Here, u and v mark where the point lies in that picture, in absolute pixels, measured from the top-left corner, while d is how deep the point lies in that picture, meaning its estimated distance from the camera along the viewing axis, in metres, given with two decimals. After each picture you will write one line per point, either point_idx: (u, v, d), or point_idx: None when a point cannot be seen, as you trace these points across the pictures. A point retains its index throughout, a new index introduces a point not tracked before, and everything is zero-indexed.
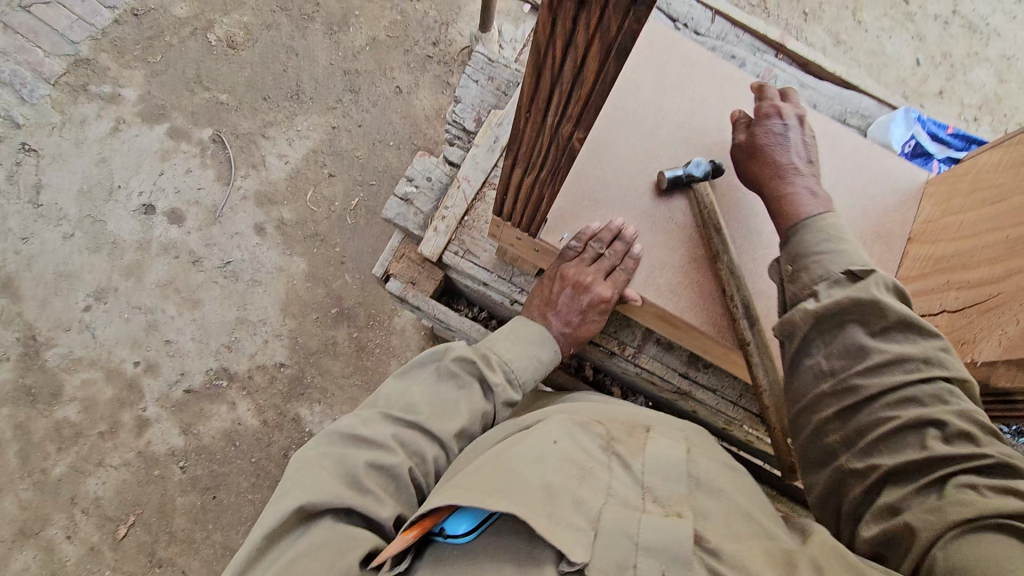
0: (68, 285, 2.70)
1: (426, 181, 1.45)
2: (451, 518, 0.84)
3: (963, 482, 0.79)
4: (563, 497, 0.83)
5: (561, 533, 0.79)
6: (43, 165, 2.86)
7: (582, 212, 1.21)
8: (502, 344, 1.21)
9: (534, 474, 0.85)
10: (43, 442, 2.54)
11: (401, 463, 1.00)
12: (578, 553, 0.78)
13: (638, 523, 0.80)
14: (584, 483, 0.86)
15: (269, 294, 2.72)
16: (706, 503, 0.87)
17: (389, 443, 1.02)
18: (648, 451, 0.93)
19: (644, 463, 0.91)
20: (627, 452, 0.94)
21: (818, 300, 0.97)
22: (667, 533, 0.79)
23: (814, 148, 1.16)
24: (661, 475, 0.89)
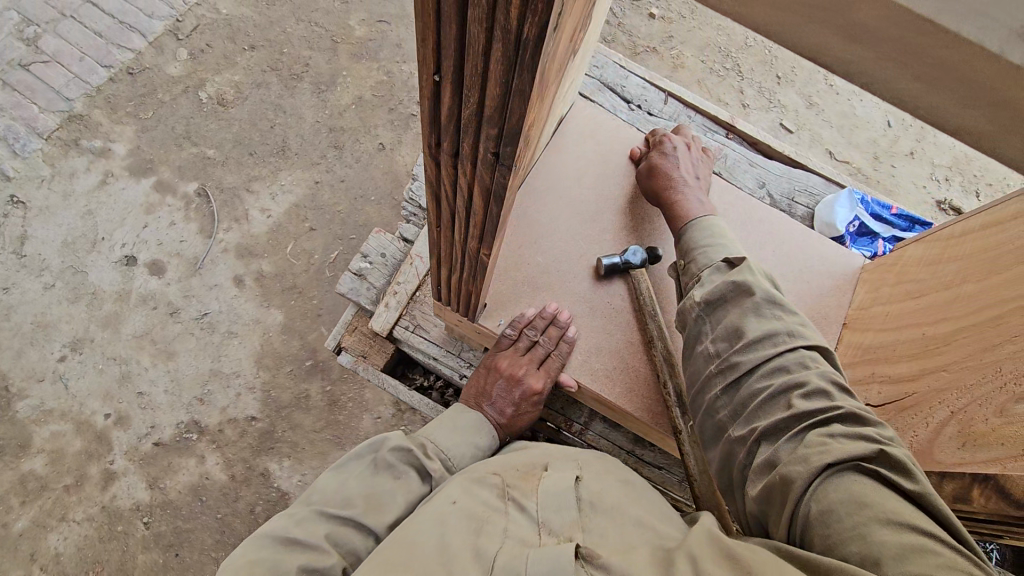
0: (45, 335, 2.72)
1: (380, 257, 1.51)
2: None
3: (885, 519, 0.75)
4: (457, 560, 0.89)
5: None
6: (30, 217, 2.92)
7: (521, 297, 1.26)
8: (440, 432, 1.22)
9: (432, 547, 0.92)
10: (8, 495, 2.51)
11: (335, 565, 0.97)
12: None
13: (526, 560, 0.84)
14: (479, 535, 0.92)
15: (244, 345, 2.73)
16: (594, 522, 0.93)
17: (323, 543, 0.99)
18: (540, 490, 0.99)
19: (539, 501, 0.97)
20: (521, 496, 1.00)
21: (736, 383, 1.00)
22: (550, 561, 0.83)
23: (701, 166, 1.33)
24: (553, 508, 0.95)
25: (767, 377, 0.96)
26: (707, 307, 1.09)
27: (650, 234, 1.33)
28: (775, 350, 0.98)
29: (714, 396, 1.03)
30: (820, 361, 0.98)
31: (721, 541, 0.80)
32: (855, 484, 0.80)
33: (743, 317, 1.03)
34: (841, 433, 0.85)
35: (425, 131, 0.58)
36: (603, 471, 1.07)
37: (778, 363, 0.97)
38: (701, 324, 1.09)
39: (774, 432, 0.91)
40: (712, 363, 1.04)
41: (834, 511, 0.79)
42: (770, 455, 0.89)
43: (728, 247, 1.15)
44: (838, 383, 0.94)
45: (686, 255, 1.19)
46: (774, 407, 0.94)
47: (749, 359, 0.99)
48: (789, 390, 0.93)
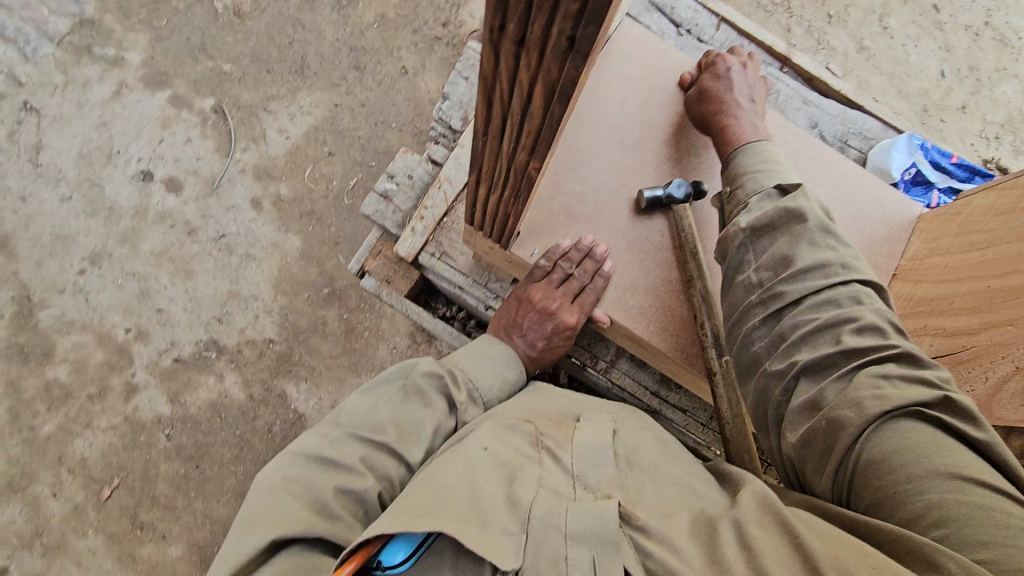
0: (64, 247, 2.71)
1: (406, 179, 1.45)
2: (387, 548, 0.83)
3: (950, 468, 0.74)
4: (490, 505, 0.85)
5: (488, 539, 0.79)
6: (44, 125, 2.85)
7: (556, 227, 1.19)
8: (470, 362, 1.20)
9: (462, 487, 0.88)
10: (34, 400, 2.57)
11: (370, 487, 0.96)
12: (510, 561, 0.78)
13: (565, 514, 0.82)
14: (512, 482, 0.90)
15: (262, 269, 2.70)
16: (639, 481, 0.92)
17: (357, 467, 0.99)
18: (576, 440, 0.98)
19: (574, 454, 0.96)
20: (555, 445, 0.99)
21: (790, 326, 0.93)
22: (594, 517, 0.80)
23: (757, 92, 1.21)
24: (588, 462, 0.94)
25: (815, 312, 0.92)
26: (751, 234, 1.03)
27: (696, 165, 1.24)
28: (826, 282, 0.92)
29: (751, 327, 0.99)
30: (876, 298, 0.93)
31: (772, 506, 0.78)
32: (916, 431, 0.78)
33: (787, 247, 0.98)
34: (901, 376, 0.82)
35: (487, 8, 0.50)
36: (640, 431, 1.06)
37: (831, 296, 0.92)
38: (743, 252, 1.03)
39: (818, 368, 0.88)
40: (755, 292, 1.00)
41: (887, 466, 0.77)
42: (815, 393, 0.86)
43: (781, 174, 1.08)
44: (894, 321, 0.90)
45: (731, 181, 1.12)
46: (820, 340, 0.90)
47: (795, 290, 0.94)
48: (837, 324, 0.89)
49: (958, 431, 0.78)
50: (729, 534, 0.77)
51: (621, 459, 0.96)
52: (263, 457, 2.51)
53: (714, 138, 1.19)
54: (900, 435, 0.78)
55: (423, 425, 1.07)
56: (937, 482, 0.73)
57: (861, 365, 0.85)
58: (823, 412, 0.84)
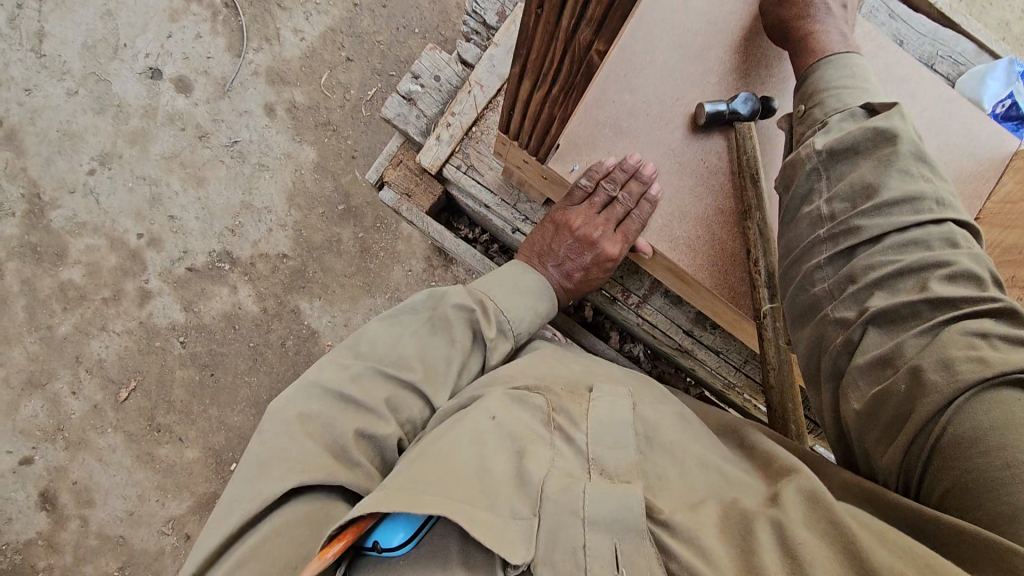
0: (72, 145, 2.60)
1: (433, 80, 1.30)
2: (385, 528, 0.73)
3: None
4: (497, 486, 0.73)
5: (498, 528, 0.68)
6: (45, 11, 2.64)
7: (600, 141, 1.05)
8: (500, 290, 1.09)
9: (467, 461, 0.76)
10: (49, 300, 2.55)
11: (391, 434, 0.91)
12: (520, 553, 0.67)
13: (583, 497, 0.70)
14: (522, 459, 0.78)
15: (275, 180, 2.60)
16: (657, 467, 0.79)
17: (380, 409, 0.92)
18: (591, 415, 0.85)
19: (589, 432, 0.82)
20: (569, 422, 0.85)
21: (869, 271, 0.81)
22: (613, 503, 0.69)
23: None
24: (607, 444, 0.80)
25: (897, 253, 0.80)
26: (827, 158, 0.89)
27: (764, 79, 1.09)
28: (916, 219, 0.80)
29: (815, 267, 0.88)
30: (973, 242, 0.81)
31: (825, 504, 0.66)
32: (1015, 408, 0.64)
33: (872, 173, 0.84)
34: (1004, 336, 0.70)
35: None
36: (659, 403, 0.93)
37: (917, 237, 0.80)
38: (814, 178, 0.91)
39: (900, 319, 0.77)
40: (829, 225, 0.87)
41: (974, 442, 0.65)
42: (890, 347, 0.76)
43: (870, 92, 0.92)
44: (993, 270, 0.78)
45: (807, 99, 0.97)
46: (902, 285, 0.79)
47: (877, 224, 0.82)
48: (922, 268, 0.78)
49: None
50: (768, 538, 0.64)
51: (647, 435, 0.84)
52: (276, 370, 2.50)
53: (792, 44, 1.02)
54: (1000, 415, 0.64)
55: (454, 361, 1.01)
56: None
57: (954, 321, 0.73)
58: (902, 365, 0.74)
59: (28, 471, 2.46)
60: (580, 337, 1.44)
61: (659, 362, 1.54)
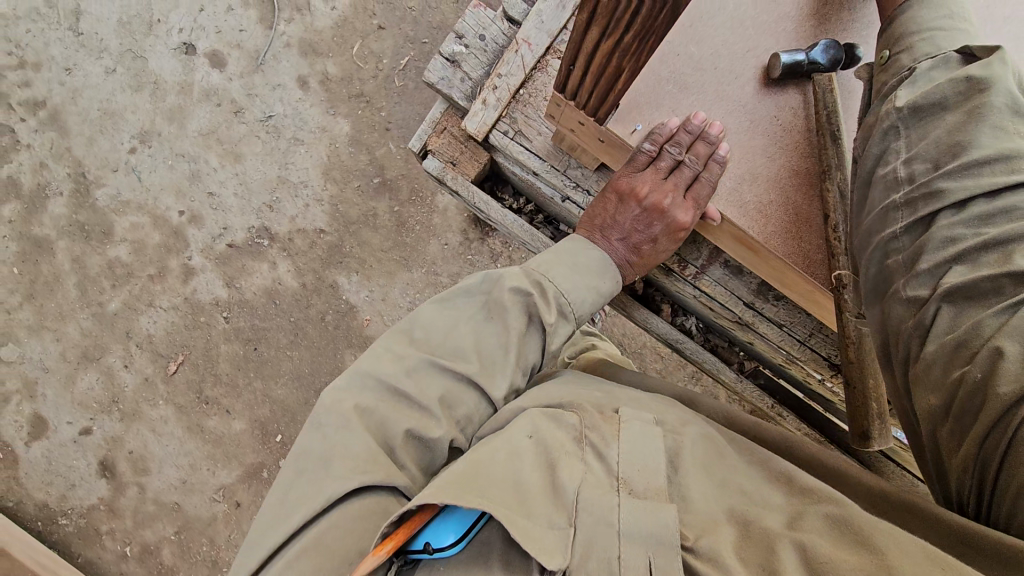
0: (113, 124, 2.62)
1: (477, 41, 1.24)
2: (434, 528, 0.70)
3: None
4: (534, 495, 0.70)
5: (533, 531, 0.65)
6: None
7: (663, 99, 0.96)
8: (558, 269, 1.02)
9: (504, 467, 0.72)
10: (98, 277, 2.61)
11: (446, 435, 0.87)
12: (556, 560, 0.63)
13: (617, 509, 0.65)
14: (553, 469, 0.72)
15: (311, 155, 2.58)
16: (687, 482, 0.71)
17: (436, 408, 0.88)
18: (622, 437, 0.75)
19: (620, 450, 0.73)
20: (601, 440, 0.75)
21: (949, 246, 0.71)
22: (646, 519, 0.64)
23: None
24: (635, 464, 0.71)
25: (983, 224, 0.69)
26: (910, 116, 0.78)
27: (844, 19, 0.98)
28: (1008, 182, 0.68)
29: (890, 236, 0.78)
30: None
31: (857, 531, 0.60)
32: None
33: (959, 130, 0.73)
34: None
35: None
36: (684, 423, 0.81)
37: (1010, 206, 0.68)
38: (891, 138, 0.80)
39: (979, 296, 0.66)
40: (909, 190, 0.76)
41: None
42: (967, 329, 0.66)
43: (970, 35, 0.80)
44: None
45: (894, 42, 0.85)
46: (987, 258, 0.68)
47: (961, 187, 0.71)
48: (1018, 239, 0.66)
49: None
50: (791, 560, 0.59)
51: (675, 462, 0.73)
52: (316, 345, 2.51)
53: None
54: None
55: (508, 348, 0.94)
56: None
57: None
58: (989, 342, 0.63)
59: (88, 442, 2.57)
60: (633, 310, 1.39)
61: (712, 335, 1.48)
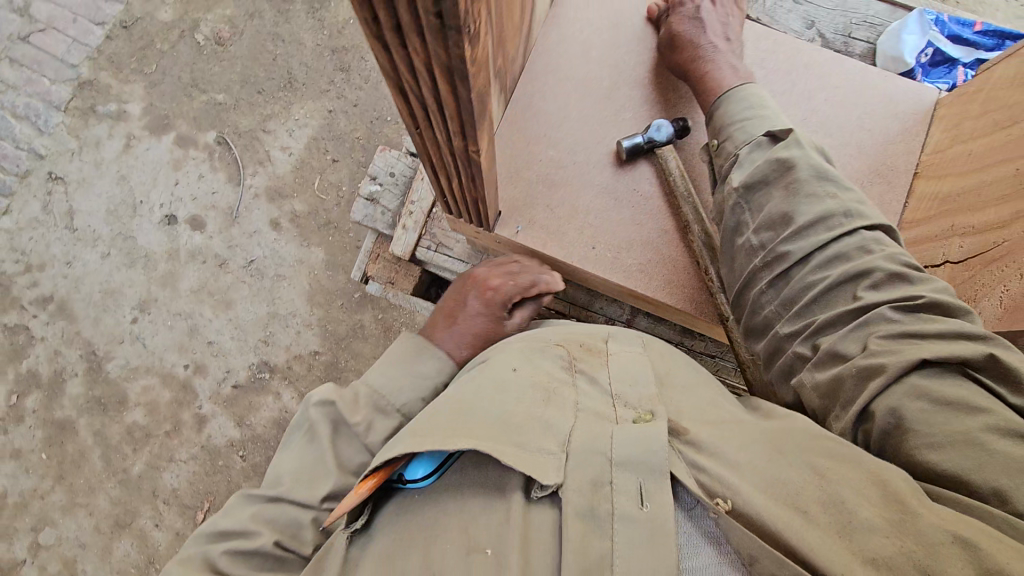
0: (113, 301, 2.84)
1: (389, 177, 1.44)
2: (410, 463, 0.80)
3: (1008, 424, 0.62)
4: (529, 424, 0.77)
5: (528, 456, 0.72)
6: (72, 191, 2.95)
7: (539, 196, 1.13)
8: (374, 374, 1.04)
9: (498, 401, 0.81)
10: (121, 444, 2.75)
11: (267, 546, 0.85)
12: (550, 476, 0.71)
13: (611, 439, 0.73)
14: (547, 403, 0.82)
15: (294, 286, 2.78)
16: (672, 402, 0.84)
17: (252, 526, 0.87)
18: (613, 367, 0.89)
19: (611, 376, 0.87)
20: (591, 368, 0.90)
21: (800, 289, 0.85)
22: (635, 441, 0.72)
23: (733, 27, 1.10)
24: (627, 384, 0.85)
25: (822, 269, 0.83)
26: (745, 192, 0.94)
27: (683, 103, 1.15)
28: (832, 236, 0.83)
29: (759, 291, 0.91)
30: (885, 239, 0.83)
31: (830, 437, 0.70)
32: (958, 387, 0.67)
33: (785, 202, 0.88)
34: (939, 328, 0.72)
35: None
36: (671, 361, 0.95)
37: (836, 252, 0.83)
38: (739, 212, 0.95)
39: (831, 326, 0.80)
40: (758, 255, 0.91)
41: (925, 428, 0.66)
42: (830, 349, 0.78)
43: (771, 119, 0.96)
44: (910, 262, 0.80)
45: (718, 133, 1.02)
46: (838, 298, 0.81)
47: (799, 246, 0.85)
48: (857, 280, 0.80)
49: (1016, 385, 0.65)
50: (787, 467, 0.68)
51: (665, 388, 0.87)
52: None
53: (693, 86, 1.09)
54: (953, 385, 0.67)
55: (318, 456, 0.94)
56: (999, 432, 0.62)
57: (891, 321, 0.75)
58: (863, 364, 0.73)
59: None
60: None
61: None
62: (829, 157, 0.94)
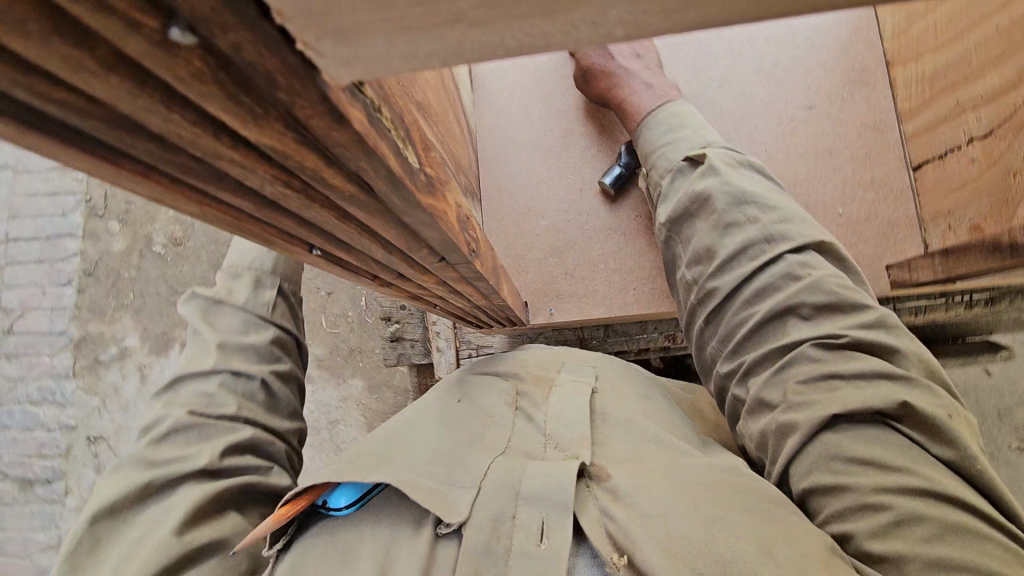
0: None
1: (402, 311, 1.41)
2: (332, 489, 0.71)
3: (911, 489, 0.63)
4: (455, 459, 0.72)
5: (444, 495, 0.66)
6: (114, 441, 2.11)
7: (552, 270, 1.10)
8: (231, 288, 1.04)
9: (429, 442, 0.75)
10: None
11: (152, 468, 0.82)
12: (457, 513, 0.64)
13: (525, 471, 0.67)
14: (476, 441, 0.76)
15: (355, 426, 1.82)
16: (604, 434, 0.77)
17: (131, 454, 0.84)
18: (555, 399, 0.81)
19: (546, 411, 0.79)
20: (530, 403, 0.82)
21: (732, 324, 0.82)
22: (558, 474, 0.66)
23: None
24: (561, 419, 0.77)
25: (751, 302, 0.80)
26: (672, 222, 0.91)
27: None
28: (759, 264, 0.80)
29: (700, 328, 0.87)
30: (814, 260, 0.78)
31: (745, 489, 0.67)
32: (874, 441, 0.67)
33: (710, 234, 0.85)
34: (858, 372, 0.69)
35: (365, 267, 0.52)
36: (620, 385, 0.88)
37: (763, 283, 0.79)
38: (672, 242, 0.93)
39: (763, 363, 0.77)
40: (694, 292, 0.88)
41: (844, 488, 0.66)
42: (761, 396, 0.76)
43: (694, 135, 0.94)
44: (840, 283, 0.76)
45: (645, 160, 0.99)
46: (770, 333, 0.78)
47: (726, 280, 0.82)
48: (791, 311, 0.77)
49: (932, 436, 0.66)
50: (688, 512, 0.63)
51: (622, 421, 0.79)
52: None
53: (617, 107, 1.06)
54: (865, 443, 0.67)
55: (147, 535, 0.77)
56: (912, 492, 0.63)
57: (819, 361, 0.72)
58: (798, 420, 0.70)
59: None
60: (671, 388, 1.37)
61: None
62: (761, 169, 0.89)
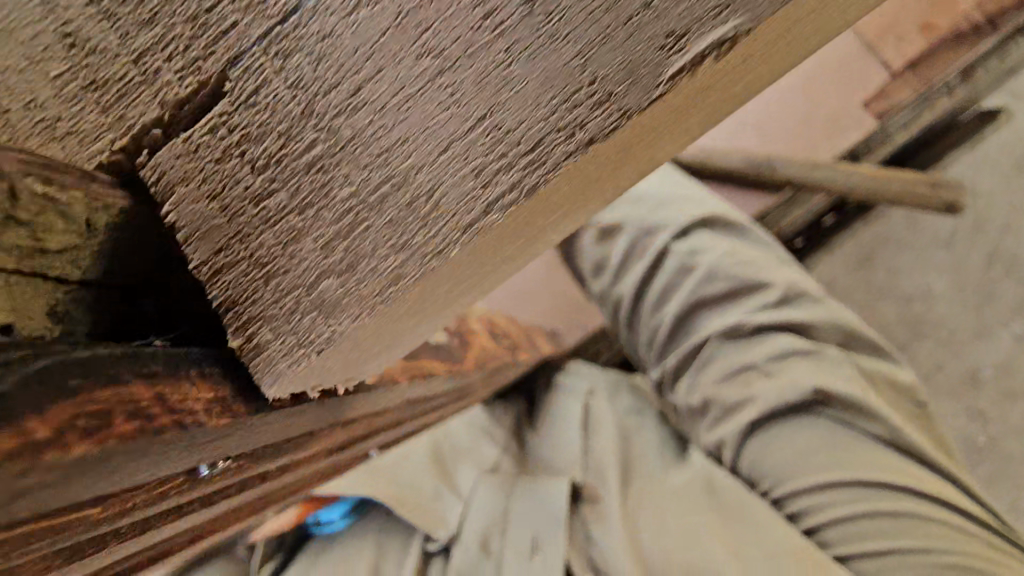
0: None
1: None
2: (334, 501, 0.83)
3: (859, 478, 0.76)
4: (443, 485, 0.84)
5: (430, 518, 0.78)
6: None
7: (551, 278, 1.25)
8: None
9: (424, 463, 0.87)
10: None
11: None
12: (441, 528, 0.78)
13: (515, 498, 0.81)
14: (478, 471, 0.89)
15: None
16: (599, 446, 0.87)
17: None
18: (551, 421, 0.95)
19: (547, 442, 0.92)
20: (530, 431, 0.98)
21: (658, 330, 0.94)
22: (541, 494, 0.80)
23: None
24: (556, 454, 0.89)
25: (661, 307, 0.94)
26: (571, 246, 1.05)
27: None
28: (663, 271, 0.94)
29: (626, 333, 0.99)
30: (707, 251, 0.92)
31: (708, 484, 0.80)
32: (811, 436, 0.79)
33: (621, 258, 0.98)
34: (769, 357, 0.83)
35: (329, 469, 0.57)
36: (614, 392, 0.98)
37: (666, 286, 0.94)
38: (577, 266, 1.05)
39: (683, 363, 0.90)
40: (607, 303, 1.01)
41: (811, 491, 0.77)
42: (697, 396, 0.87)
43: None
44: (739, 269, 0.90)
45: None
46: (684, 334, 0.92)
47: (631, 287, 0.96)
48: (699, 305, 0.91)
49: (858, 421, 0.78)
50: (648, 517, 0.77)
51: (595, 427, 0.90)
52: None
53: None
54: (807, 434, 0.79)
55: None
56: (863, 482, 0.75)
57: (741, 351, 0.86)
58: (733, 422, 0.83)
59: None
60: None
61: None
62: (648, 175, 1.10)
